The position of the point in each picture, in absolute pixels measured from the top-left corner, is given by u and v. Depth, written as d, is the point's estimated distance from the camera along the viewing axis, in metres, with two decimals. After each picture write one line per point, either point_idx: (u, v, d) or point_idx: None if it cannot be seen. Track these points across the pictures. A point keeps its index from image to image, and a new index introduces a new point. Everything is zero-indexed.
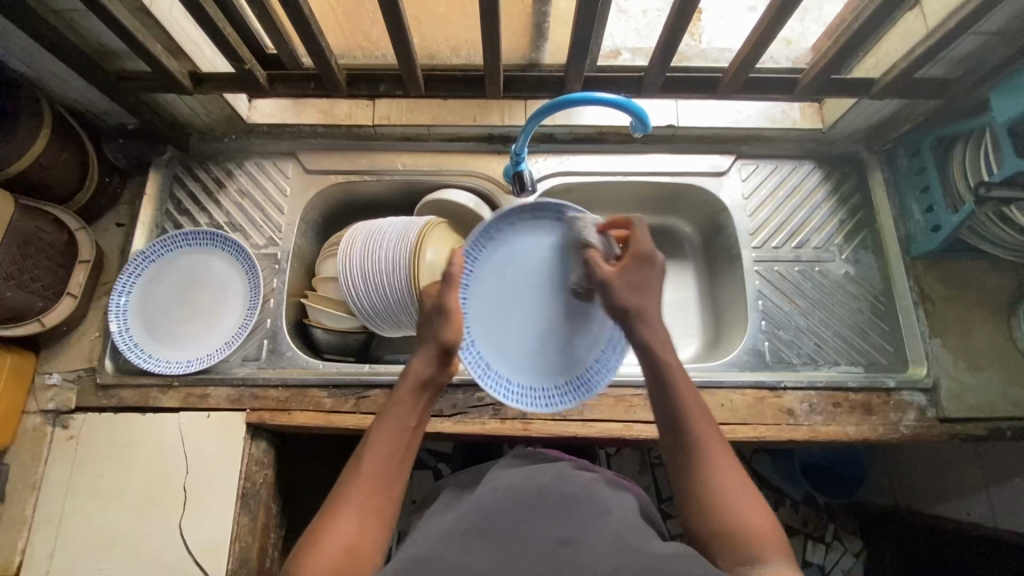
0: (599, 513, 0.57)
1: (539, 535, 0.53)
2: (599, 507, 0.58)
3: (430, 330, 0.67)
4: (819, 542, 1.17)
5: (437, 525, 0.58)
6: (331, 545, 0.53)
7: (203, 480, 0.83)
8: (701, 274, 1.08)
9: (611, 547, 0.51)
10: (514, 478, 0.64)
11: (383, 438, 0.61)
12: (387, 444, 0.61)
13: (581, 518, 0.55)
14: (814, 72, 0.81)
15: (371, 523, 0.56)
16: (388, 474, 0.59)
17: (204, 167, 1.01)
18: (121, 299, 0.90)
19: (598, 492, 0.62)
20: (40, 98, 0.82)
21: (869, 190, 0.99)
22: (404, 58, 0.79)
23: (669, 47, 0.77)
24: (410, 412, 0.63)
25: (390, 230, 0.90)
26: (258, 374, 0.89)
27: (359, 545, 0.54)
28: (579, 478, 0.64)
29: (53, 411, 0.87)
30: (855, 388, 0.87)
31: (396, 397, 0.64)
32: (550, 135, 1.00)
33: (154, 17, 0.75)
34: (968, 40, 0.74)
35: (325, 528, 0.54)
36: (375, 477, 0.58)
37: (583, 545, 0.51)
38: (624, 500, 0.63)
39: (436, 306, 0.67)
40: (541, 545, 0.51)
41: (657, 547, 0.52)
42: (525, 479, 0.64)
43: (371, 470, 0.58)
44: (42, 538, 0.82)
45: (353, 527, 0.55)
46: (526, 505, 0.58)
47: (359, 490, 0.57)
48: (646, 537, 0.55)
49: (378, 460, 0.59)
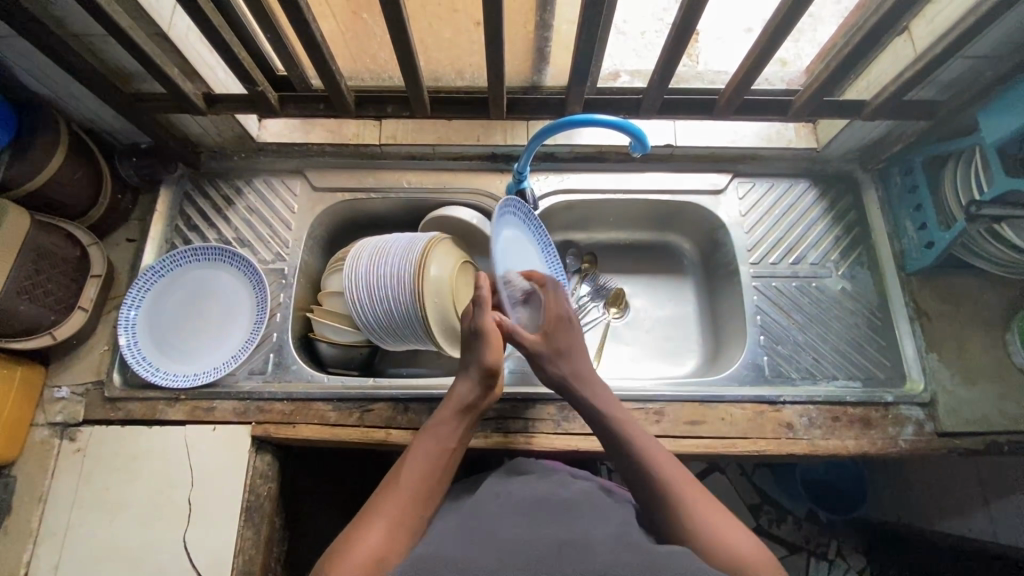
0: (600, 517, 0.59)
1: (544, 537, 0.55)
2: (599, 513, 0.60)
3: (471, 355, 0.75)
4: (823, 560, 1.19)
5: (442, 528, 0.59)
6: (360, 551, 0.55)
7: (208, 492, 0.84)
8: (701, 290, 1.10)
9: (614, 547, 0.53)
10: (513, 485, 0.66)
11: (422, 453, 0.67)
12: (427, 461, 0.66)
13: (580, 523, 0.57)
14: (807, 94, 0.84)
15: (397, 535, 0.58)
16: (423, 490, 0.64)
17: (214, 185, 1.03)
18: (130, 313, 0.91)
19: (596, 502, 0.63)
20: (57, 117, 0.85)
21: (863, 207, 1.01)
22: (411, 81, 0.82)
23: (667, 71, 0.80)
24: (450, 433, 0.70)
25: (395, 245, 0.92)
26: (264, 387, 0.91)
27: (386, 554, 0.56)
28: (577, 488, 0.66)
29: (61, 424, 0.88)
30: (854, 402, 0.88)
31: (439, 418, 0.71)
32: (551, 154, 1.03)
33: (171, 40, 0.78)
34: (956, 63, 0.77)
35: (359, 535, 0.57)
36: (410, 490, 0.63)
37: (588, 546, 0.53)
38: (623, 506, 0.64)
39: (475, 329, 0.75)
40: (546, 545, 0.53)
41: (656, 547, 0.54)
42: (525, 486, 0.66)
43: (408, 482, 0.63)
44: (47, 551, 0.82)
45: (383, 534, 0.58)
46: (529, 510, 0.60)
47: (393, 501, 0.61)
48: (644, 539, 0.57)
49: (416, 472, 0.65)
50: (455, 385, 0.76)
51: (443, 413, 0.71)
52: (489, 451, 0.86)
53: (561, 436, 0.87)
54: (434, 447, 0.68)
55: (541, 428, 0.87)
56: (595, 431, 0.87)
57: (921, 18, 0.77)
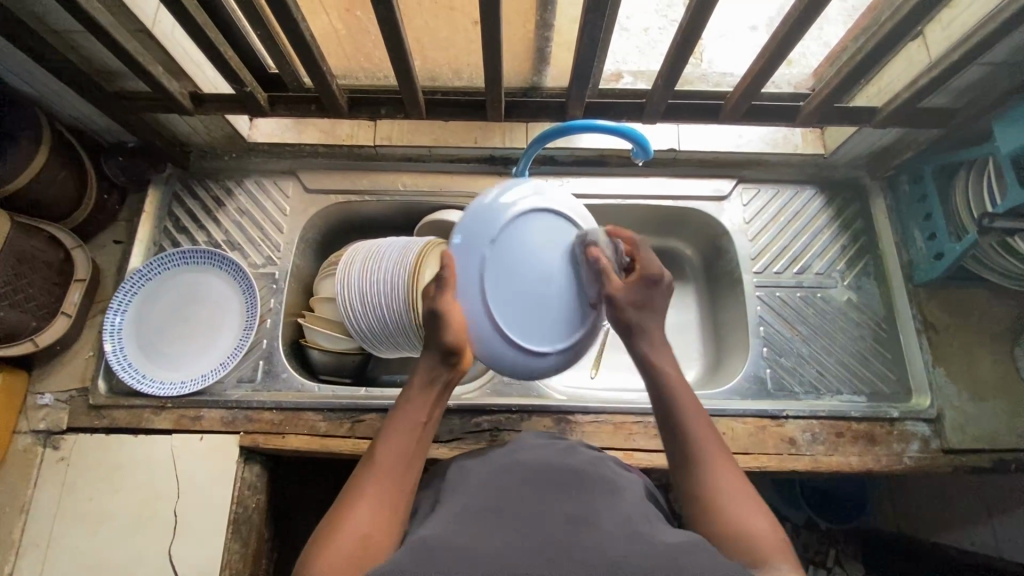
0: (610, 498, 0.53)
1: (552, 512, 0.50)
2: (608, 488, 0.56)
3: (430, 332, 0.65)
4: (821, 568, 1.12)
5: (445, 501, 0.54)
6: (346, 537, 0.50)
7: (194, 505, 0.82)
8: (702, 297, 1.08)
9: (623, 533, 0.47)
10: (521, 455, 0.62)
11: (398, 431, 0.60)
12: (402, 440, 0.59)
13: (592, 504, 0.52)
14: (817, 101, 0.81)
15: (385, 518, 0.53)
16: (402, 471, 0.57)
17: (204, 186, 1.00)
18: (116, 318, 0.89)
19: (608, 477, 0.58)
20: (39, 115, 0.82)
21: (870, 216, 0.98)
22: (406, 83, 0.79)
23: (672, 75, 0.77)
24: (425, 407, 0.63)
25: (389, 250, 0.89)
26: (252, 396, 0.88)
27: (374, 536, 0.51)
28: (590, 463, 0.60)
29: (44, 432, 0.86)
30: (858, 418, 0.86)
31: (407, 394, 0.63)
32: (551, 158, 1.00)
33: (157, 39, 0.75)
34: (972, 71, 0.74)
35: (341, 521, 0.51)
36: (391, 469, 0.57)
37: (596, 531, 0.47)
38: (631, 479, 0.60)
39: (431, 310, 0.65)
40: (553, 524, 0.48)
41: (667, 533, 0.49)
42: (537, 459, 0.61)
43: (386, 464, 0.57)
44: (29, 563, 0.80)
45: (367, 519, 0.52)
46: (533, 489, 0.55)
47: (377, 481, 0.55)
48: (661, 525, 0.50)
49: (393, 450, 0.58)
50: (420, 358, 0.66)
51: (415, 390, 0.63)
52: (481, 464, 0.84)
53: None
54: (410, 424, 0.61)
55: None
56: (591, 445, 0.85)
57: (936, 24, 0.75)
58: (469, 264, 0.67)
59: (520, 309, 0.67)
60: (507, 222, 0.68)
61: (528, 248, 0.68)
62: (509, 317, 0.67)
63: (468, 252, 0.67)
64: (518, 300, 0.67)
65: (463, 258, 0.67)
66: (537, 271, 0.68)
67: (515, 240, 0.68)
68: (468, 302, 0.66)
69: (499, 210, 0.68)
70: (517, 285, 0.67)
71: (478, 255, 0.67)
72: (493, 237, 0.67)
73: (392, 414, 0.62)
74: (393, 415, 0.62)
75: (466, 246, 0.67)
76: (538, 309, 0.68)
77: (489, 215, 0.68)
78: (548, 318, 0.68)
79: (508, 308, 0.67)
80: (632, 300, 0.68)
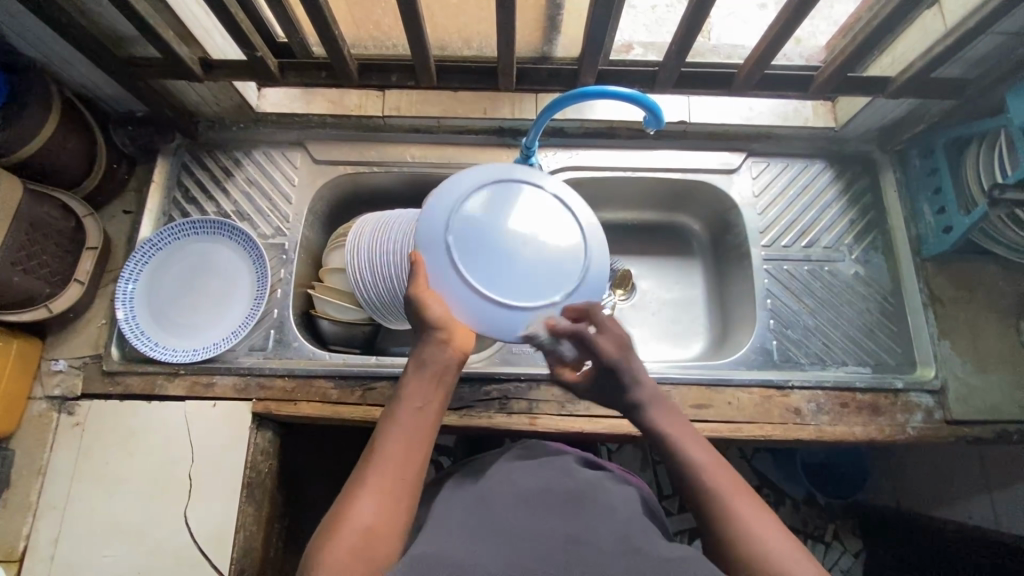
0: (604, 507, 0.57)
1: (553, 530, 0.54)
2: (604, 499, 0.59)
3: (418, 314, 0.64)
4: (819, 542, 1.18)
5: (449, 512, 0.59)
6: (350, 530, 0.51)
7: (207, 469, 0.83)
8: (708, 270, 1.08)
9: (617, 548, 0.51)
10: (516, 468, 0.65)
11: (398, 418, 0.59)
12: (404, 427, 0.58)
13: (589, 517, 0.56)
14: (830, 70, 0.80)
15: (389, 509, 0.53)
16: (406, 458, 0.56)
17: (212, 156, 1.00)
18: (128, 286, 0.89)
19: (603, 488, 0.61)
20: (48, 82, 0.81)
21: (880, 189, 0.98)
22: (418, 49, 0.78)
23: (684, 44, 0.77)
24: (424, 393, 0.60)
25: (397, 221, 0.89)
26: (264, 364, 0.89)
27: (378, 529, 0.51)
28: (584, 475, 0.64)
29: (59, 397, 0.87)
30: (863, 389, 0.87)
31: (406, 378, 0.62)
32: (559, 129, 0.99)
33: (166, 2, 0.74)
34: (987, 40, 0.73)
35: (343, 513, 0.52)
36: (394, 457, 0.56)
37: (594, 547, 0.51)
38: (626, 489, 0.64)
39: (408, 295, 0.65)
40: (552, 540, 0.52)
41: (664, 545, 0.53)
42: (534, 471, 0.64)
43: (388, 453, 0.56)
44: (46, 524, 0.82)
45: (371, 511, 0.52)
46: (536, 501, 0.58)
47: (376, 473, 0.55)
48: (655, 536, 0.55)
49: (396, 437, 0.57)
50: (415, 345, 0.64)
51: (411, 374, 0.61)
52: (491, 431, 0.86)
53: (565, 418, 0.86)
54: (407, 413, 0.59)
55: (545, 409, 0.86)
56: (599, 413, 0.86)
57: None
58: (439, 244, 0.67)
59: (502, 276, 0.66)
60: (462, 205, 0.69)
61: (489, 208, 0.69)
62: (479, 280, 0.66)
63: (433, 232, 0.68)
64: (502, 274, 0.66)
65: (429, 255, 0.67)
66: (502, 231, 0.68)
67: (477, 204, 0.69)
68: (449, 288, 0.66)
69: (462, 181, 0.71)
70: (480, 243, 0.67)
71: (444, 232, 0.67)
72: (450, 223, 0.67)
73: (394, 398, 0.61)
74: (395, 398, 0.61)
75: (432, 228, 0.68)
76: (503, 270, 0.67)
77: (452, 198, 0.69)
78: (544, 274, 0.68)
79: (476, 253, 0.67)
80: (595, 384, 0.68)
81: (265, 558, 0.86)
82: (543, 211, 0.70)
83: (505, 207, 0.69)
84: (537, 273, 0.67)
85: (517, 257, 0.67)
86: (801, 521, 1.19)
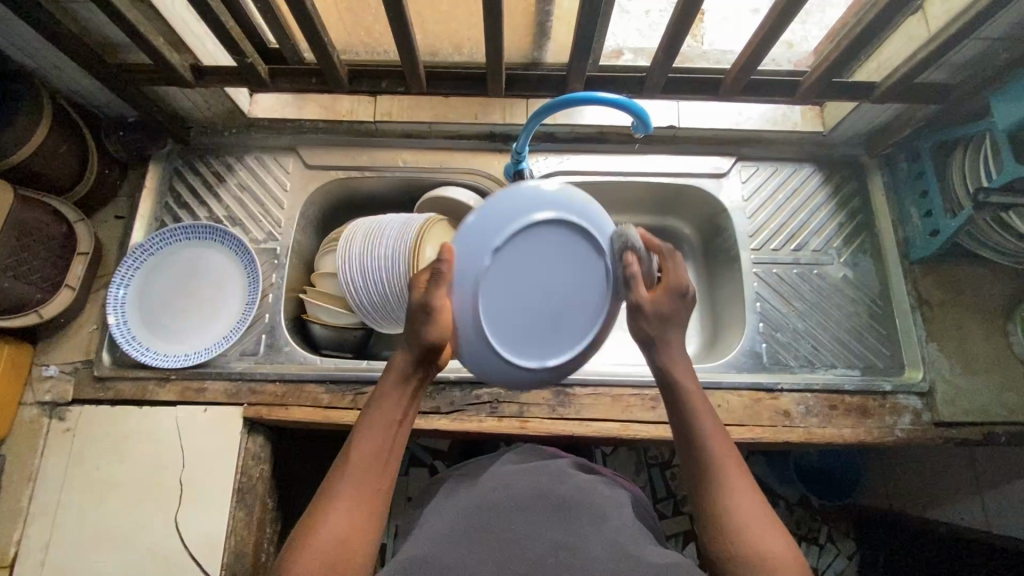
0: (595, 513, 0.57)
1: (542, 538, 0.54)
2: (596, 506, 0.59)
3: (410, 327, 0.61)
4: (813, 544, 1.18)
5: (440, 518, 0.59)
6: (324, 540, 0.52)
7: (199, 474, 0.83)
8: (700, 274, 1.09)
9: (606, 557, 0.51)
10: (510, 472, 0.65)
11: (372, 429, 0.59)
12: (377, 439, 0.59)
13: (578, 523, 0.56)
14: (816, 75, 0.81)
15: (362, 518, 0.54)
16: (380, 469, 0.57)
17: (204, 161, 1.01)
18: (119, 291, 0.90)
19: (595, 494, 0.62)
20: (39, 89, 0.81)
21: (868, 193, 0.99)
22: (407, 55, 0.79)
23: (671, 50, 0.77)
24: (398, 404, 0.61)
25: (389, 226, 0.89)
26: (256, 369, 0.89)
27: (351, 541, 0.53)
28: (577, 480, 0.64)
29: (50, 403, 0.87)
30: (852, 391, 0.87)
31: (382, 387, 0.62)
32: (550, 135, 1.00)
33: (156, 9, 0.74)
34: (970, 45, 0.74)
35: (316, 522, 0.53)
36: (368, 469, 0.57)
37: (583, 556, 0.51)
38: (619, 495, 0.64)
39: (421, 305, 0.60)
40: (541, 548, 0.52)
41: (653, 551, 0.53)
42: (527, 476, 0.64)
43: (361, 464, 0.57)
44: (37, 530, 0.82)
45: (344, 521, 0.54)
46: (528, 505, 0.58)
47: (349, 484, 0.56)
48: (645, 543, 0.55)
49: (369, 448, 0.58)
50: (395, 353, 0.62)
51: (387, 386, 0.61)
52: (482, 435, 0.86)
53: (556, 422, 0.86)
54: (381, 424, 0.59)
55: (536, 413, 0.86)
56: (589, 417, 0.86)
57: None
58: (472, 257, 0.60)
59: (513, 321, 0.64)
60: (513, 237, 0.62)
61: (535, 255, 0.64)
62: (490, 313, 0.62)
63: (476, 240, 0.60)
64: (509, 315, 0.63)
65: (463, 255, 0.60)
66: (533, 284, 0.64)
67: (528, 244, 0.63)
68: (461, 308, 0.60)
69: (535, 205, 0.62)
70: (507, 280, 0.63)
71: (484, 251, 0.60)
72: (497, 243, 0.61)
73: (369, 406, 0.61)
74: (369, 406, 0.61)
75: (473, 233, 0.60)
76: (512, 316, 0.63)
77: (511, 209, 0.61)
78: (548, 335, 0.66)
79: (498, 291, 0.62)
80: (656, 311, 0.66)
81: (255, 564, 0.84)
82: (590, 284, 0.66)
83: (547, 257, 0.64)
84: (540, 322, 0.65)
85: (530, 305, 0.64)
86: (794, 522, 1.19)
